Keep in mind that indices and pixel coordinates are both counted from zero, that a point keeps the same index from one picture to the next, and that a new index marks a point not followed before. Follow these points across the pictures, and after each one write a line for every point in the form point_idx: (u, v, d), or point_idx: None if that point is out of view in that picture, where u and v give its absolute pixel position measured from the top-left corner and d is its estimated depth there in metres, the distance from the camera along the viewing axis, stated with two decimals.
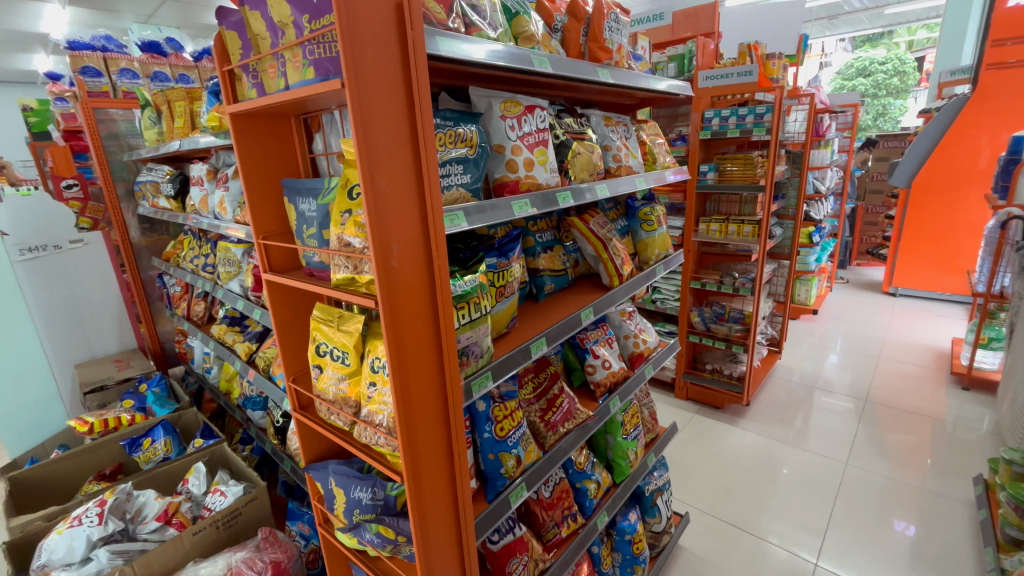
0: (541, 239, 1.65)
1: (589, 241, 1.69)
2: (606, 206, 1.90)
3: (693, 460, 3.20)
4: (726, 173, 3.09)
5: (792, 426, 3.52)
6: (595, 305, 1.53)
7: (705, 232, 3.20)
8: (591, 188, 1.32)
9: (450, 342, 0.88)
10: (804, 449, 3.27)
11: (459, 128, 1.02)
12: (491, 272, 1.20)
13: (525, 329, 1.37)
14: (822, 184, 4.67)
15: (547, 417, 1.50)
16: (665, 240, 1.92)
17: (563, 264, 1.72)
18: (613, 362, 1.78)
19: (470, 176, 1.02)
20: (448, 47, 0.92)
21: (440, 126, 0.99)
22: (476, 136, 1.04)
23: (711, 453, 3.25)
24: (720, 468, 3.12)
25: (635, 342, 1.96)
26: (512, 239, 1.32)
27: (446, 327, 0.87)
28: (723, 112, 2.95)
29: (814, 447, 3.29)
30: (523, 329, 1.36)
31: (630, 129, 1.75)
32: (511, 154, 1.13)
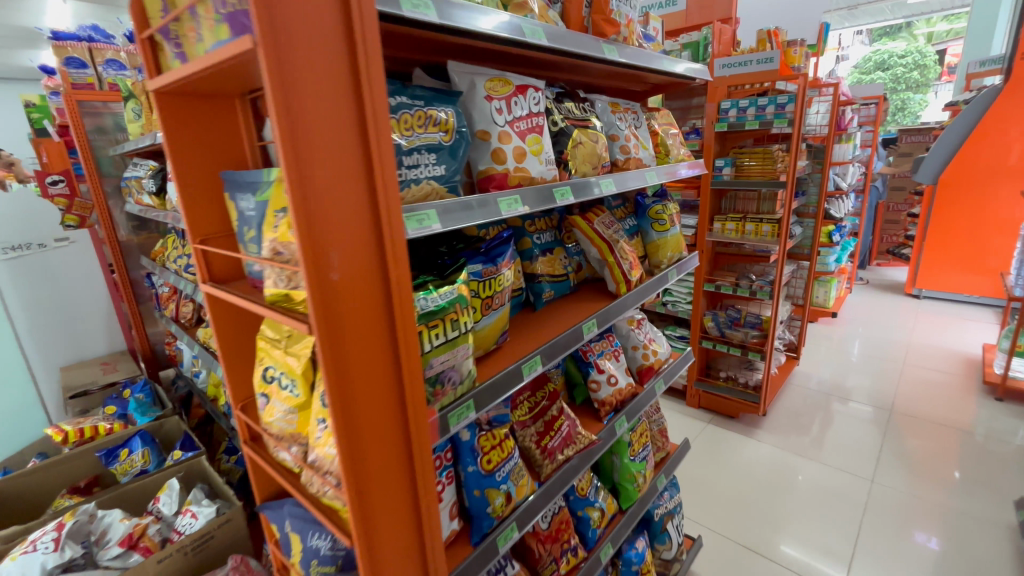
0: (539, 240, 1.47)
1: (592, 243, 1.51)
2: (614, 202, 1.71)
3: (706, 475, 2.99)
4: (743, 169, 2.88)
5: (811, 436, 3.30)
6: (599, 316, 1.36)
7: (719, 232, 2.99)
8: (593, 184, 1.14)
9: (413, 373, 0.72)
10: (824, 464, 3.03)
11: (431, 108, 0.83)
12: (476, 282, 1.02)
13: (516, 346, 1.19)
14: (843, 180, 4.42)
15: (543, 443, 1.33)
16: (679, 241, 1.73)
17: (565, 268, 1.54)
18: (618, 378, 1.60)
19: (445, 168, 0.84)
20: (460, 18, 0.80)
21: (406, 105, 0.80)
22: (453, 119, 0.85)
23: (725, 467, 3.05)
24: (734, 483, 2.91)
25: (644, 354, 1.79)
26: (503, 242, 1.14)
27: (408, 356, 0.71)
28: (740, 103, 2.76)
29: (835, 459, 3.07)
30: (514, 347, 1.18)
31: (640, 116, 1.57)
32: (497, 142, 0.95)
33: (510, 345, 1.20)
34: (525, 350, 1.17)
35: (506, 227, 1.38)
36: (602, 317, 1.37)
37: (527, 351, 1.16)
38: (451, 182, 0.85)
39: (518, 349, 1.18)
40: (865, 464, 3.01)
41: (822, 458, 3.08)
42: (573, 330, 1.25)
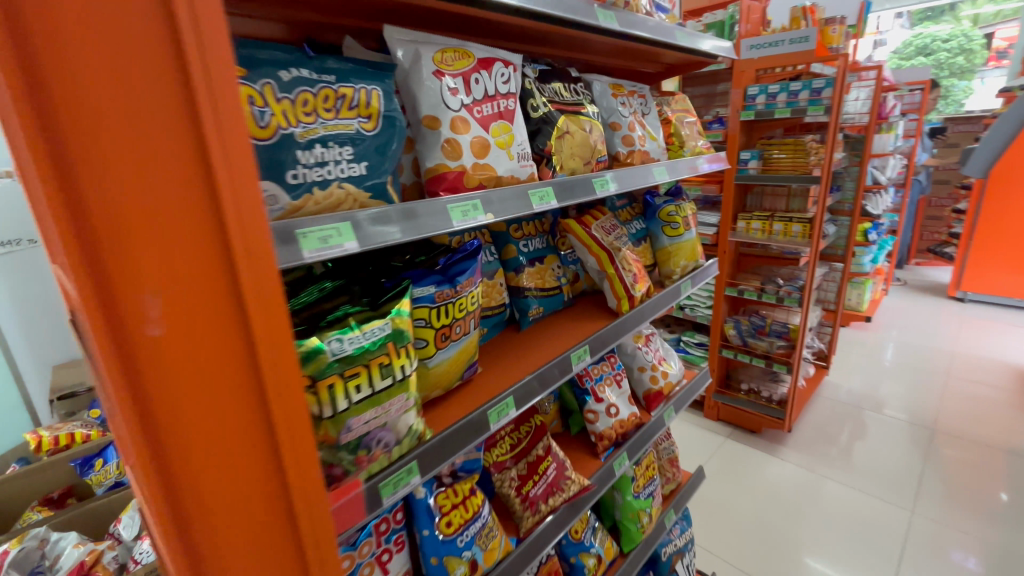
0: (526, 248, 1.26)
1: (590, 251, 1.28)
2: (619, 202, 1.48)
3: (724, 495, 2.74)
4: (772, 162, 2.59)
5: (841, 455, 3.00)
6: (592, 343, 1.14)
7: (743, 231, 2.71)
8: (582, 184, 0.92)
9: (300, 455, 0.51)
10: (855, 489, 2.73)
11: (346, 84, 0.61)
12: (428, 309, 0.80)
13: (488, 382, 0.99)
14: (882, 174, 4.04)
15: (524, 490, 1.12)
16: (695, 248, 1.49)
17: (557, 279, 1.32)
18: (620, 408, 1.39)
19: (367, 167, 0.62)
20: None
21: (309, 78, 0.58)
22: (379, 100, 0.63)
23: (745, 487, 2.79)
24: (754, 506, 2.66)
25: (652, 377, 1.56)
26: (467, 255, 0.89)
27: (291, 435, 0.50)
28: (770, 87, 2.45)
29: (868, 484, 2.76)
30: (485, 383, 0.98)
31: (650, 100, 1.33)
32: (449, 131, 0.73)
33: (480, 379, 1.00)
34: (498, 388, 0.96)
35: (484, 234, 1.17)
36: (598, 342, 1.16)
37: (501, 388, 0.96)
38: (376, 187, 0.64)
39: (490, 386, 0.97)
40: (902, 492, 2.69)
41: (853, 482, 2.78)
42: (560, 359, 1.04)
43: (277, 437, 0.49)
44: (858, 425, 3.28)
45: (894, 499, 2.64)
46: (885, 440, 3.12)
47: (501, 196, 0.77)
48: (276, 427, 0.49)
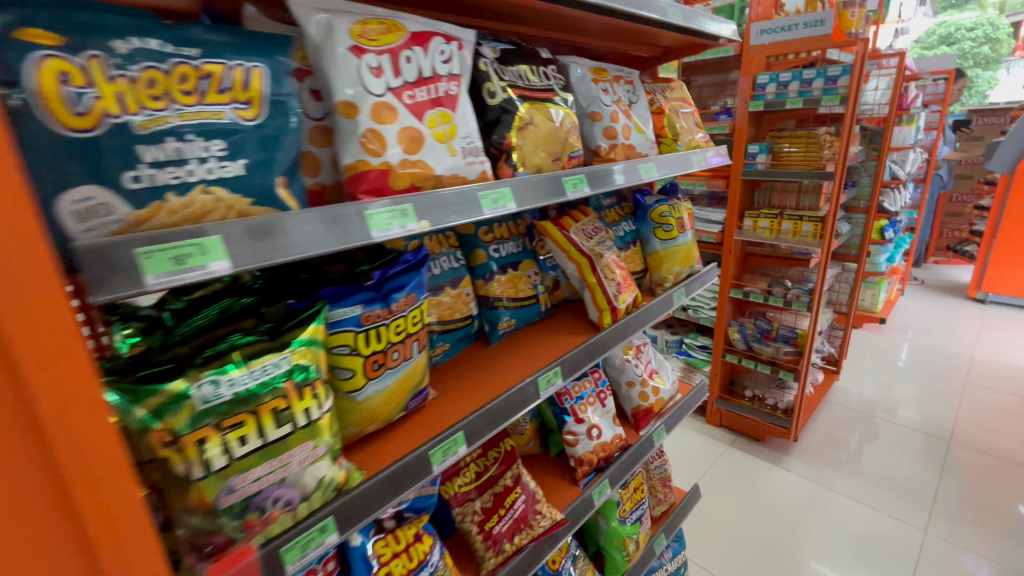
0: (497, 253, 1.13)
1: (568, 257, 1.14)
2: (606, 201, 1.33)
3: (724, 509, 2.59)
4: (782, 156, 2.42)
5: (849, 465, 2.83)
6: (566, 362, 1.01)
7: (749, 230, 2.54)
8: (547, 184, 0.79)
9: (113, 517, 0.39)
10: (863, 503, 2.56)
11: (212, 59, 0.47)
12: (356, 334, 0.68)
13: (440, 411, 0.86)
14: (902, 169, 3.84)
15: (487, 526, 1.00)
16: (690, 252, 1.34)
17: (534, 288, 1.19)
18: (603, 430, 1.26)
19: (247, 164, 0.49)
20: None
21: (160, 51, 0.45)
22: (261, 79, 0.50)
23: (746, 500, 2.64)
24: (756, 520, 2.50)
25: (641, 393, 1.43)
26: (408, 268, 0.76)
27: (95, 494, 0.38)
28: (781, 75, 2.28)
29: (878, 499, 2.59)
30: (436, 413, 0.86)
31: (640, 86, 1.18)
32: (370, 120, 0.60)
33: (431, 407, 0.87)
34: (451, 420, 0.83)
35: (446, 238, 1.04)
36: (574, 362, 1.02)
37: (453, 420, 0.83)
38: (260, 192, 0.51)
39: (442, 417, 0.85)
40: (916, 509, 2.51)
41: (862, 496, 2.61)
42: (528, 382, 0.92)
43: (79, 506, 0.38)
44: (869, 433, 3.11)
45: (906, 516, 2.47)
46: (899, 450, 2.94)
47: (443, 198, 0.64)
48: (76, 492, 0.37)
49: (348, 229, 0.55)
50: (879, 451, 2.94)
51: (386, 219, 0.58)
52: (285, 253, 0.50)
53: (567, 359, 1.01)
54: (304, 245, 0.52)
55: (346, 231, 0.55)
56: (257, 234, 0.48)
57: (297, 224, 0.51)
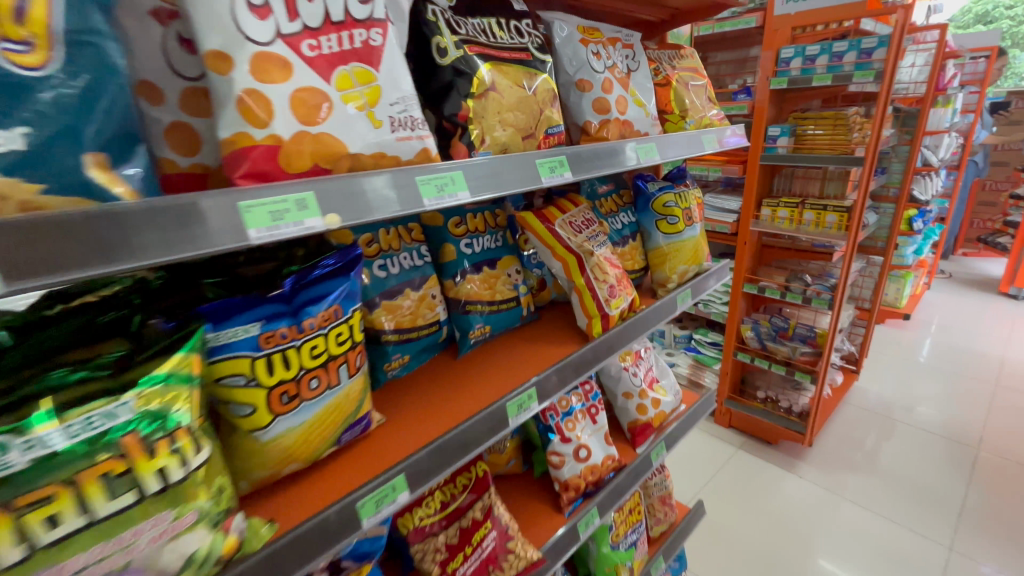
0: (469, 249, 0.97)
1: (552, 253, 0.97)
2: (601, 189, 1.16)
3: (730, 515, 2.42)
4: (806, 139, 2.20)
5: (862, 471, 2.64)
6: (542, 384, 0.83)
7: (767, 220, 2.34)
8: (513, 168, 0.63)
9: None
10: (874, 513, 2.38)
11: None
12: (259, 360, 0.53)
13: (397, 438, 0.73)
14: (935, 155, 3.55)
15: (450, 567, 0.86)
16: (698, 248, 1.16)
17: (515, 289, 1.03)
18: (592, 451, 1.10)
19: (26, 129, 0.36)
20: None
21: None
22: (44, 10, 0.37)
23: (755, 506, 2.46)
24: (764, 529, 2.33)
25: (639, 405, 1.27)
26: (334, 272, 0.60)
27: None
28: (808, 49, 2.05)
29: (891, 509, 2.40)
30: (391, 442, 0.72)
31: (642, 51, 1.00)
32: (249, 76, 0.44)
33: (383, 435, 0.74)
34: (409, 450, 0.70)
35: (406, 230, 0.89)
36: (555, 382, 0.85)
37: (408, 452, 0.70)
38: (62, 181, 0.37)
39: (396, 447, 0.72)
40: (937, 521, 2.32)
41: (870, 504, 2.43)
42: (501, 403, 0.77)
43: None
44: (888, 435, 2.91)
45: (922, 530, 2.28)
46: (921, 456, 2.74)
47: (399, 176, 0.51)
48: None
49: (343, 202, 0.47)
50: (896, 456, 2.74)
51: (383, 191, 0.49)
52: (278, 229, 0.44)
53: (547, 376, 0.84)
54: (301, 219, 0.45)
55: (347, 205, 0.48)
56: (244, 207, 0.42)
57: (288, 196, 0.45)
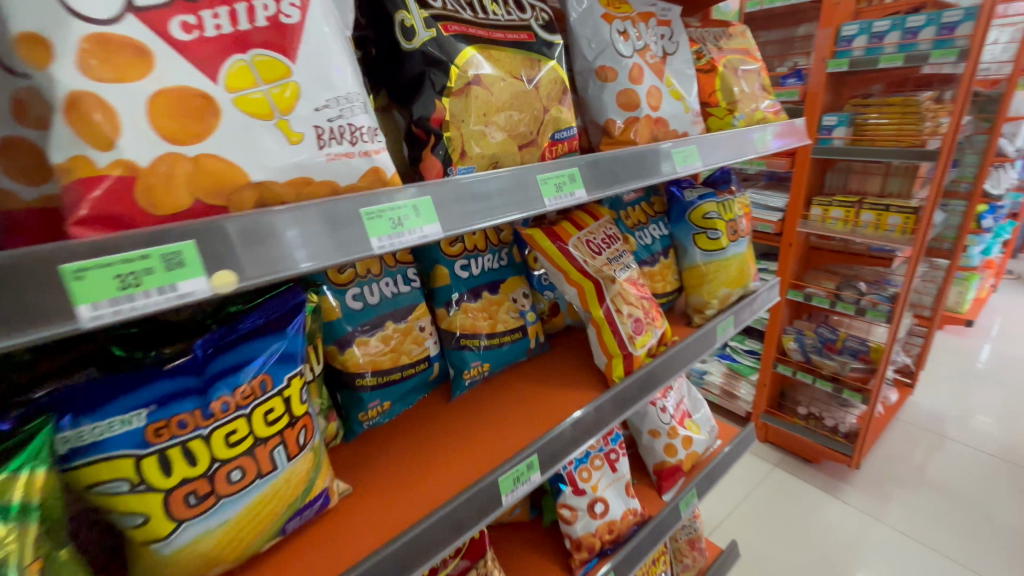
0: (465, 272, 0.82)
1: (564, 277, 0.80)
2: (629, 196, 0.98)
3: (752, 536, 2.07)
4: (868, 129, 1.93)
5: (905, 486, 2.23)
6: (544, 450, 0.67)
7: (817, 220, 2.09)
8: (496, 189, 0.47)
9: None
10: (913, 539, 1.98)
11: None
12: (158, 463, 0.40)
13: (387, 507, 0.62)
14: (1013, 143, 3.15)
15: None
16: (744, 268, 0.99)
17: (521, 316, 0.87)
18: (609, 507, 0.95)
19: None
20: None
21: None
22: None
23: (783, 528, 2.09)
24: (791, 556, 1.96)
25: (667, 446, 1.10)
26: (263, 332, 0.47)
27: None
28: (875, 25, 1.78)
29: (936, 535, 1.99)
30: (380, 512, 0.61)
31: (681, 29, 0.81)
32: (82, 75, 0.29)
33: (374, 501, 0.63)
34: (396, 526, 0.58)
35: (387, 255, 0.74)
36: (569, 439, 0.70)
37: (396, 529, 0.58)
38: None
39: (384, 519, 0.60)
40: (996, 555, 1.90)
41: (909, 528, 2.03)
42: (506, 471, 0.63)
43: None
44: (944, 444, 2.48)
45: (976, 565, 1.86)
46: (983, 474, 2.29)
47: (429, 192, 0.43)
48: None
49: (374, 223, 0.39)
50: (951, 473, 2.31)
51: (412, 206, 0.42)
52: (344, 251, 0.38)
53: (560, 432, 0.69)
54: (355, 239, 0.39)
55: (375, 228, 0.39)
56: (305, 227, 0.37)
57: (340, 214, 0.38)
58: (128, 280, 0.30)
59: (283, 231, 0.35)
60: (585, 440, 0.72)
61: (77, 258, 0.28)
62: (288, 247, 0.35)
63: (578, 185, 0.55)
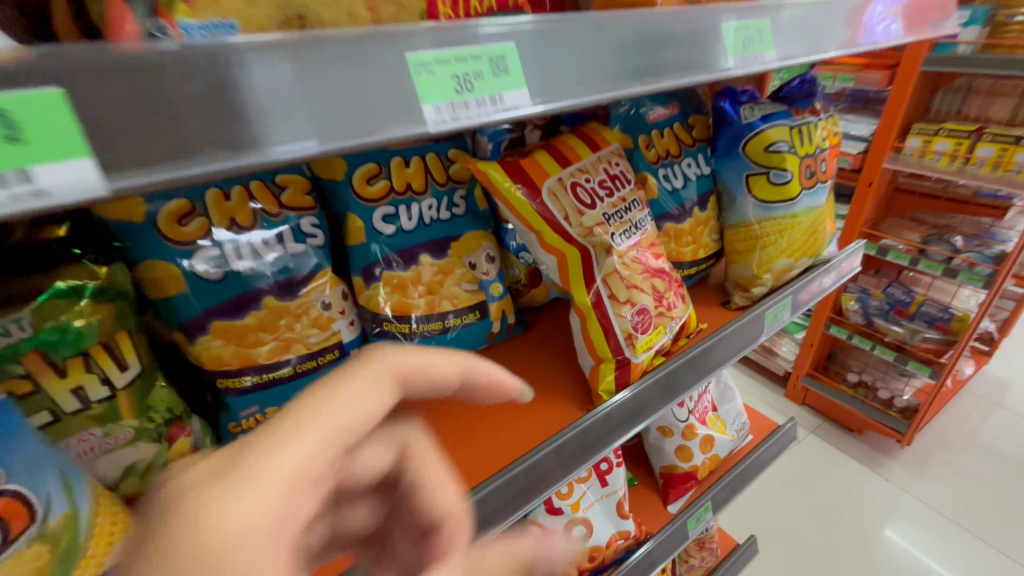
0: (390, 227, 0.56)
1: (533, 236, 0.53)
2: (653, 113, 0.65)
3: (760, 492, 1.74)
4: (1008, 32, 1.42)
5: (947, 459, 1.84)
6: (534, 468, 0.45)
7: (911, 155, 1.59)
8: (424, 49, 0.25)
9: None
10: (956, 523, 1.62)
11: None
12: None
13: None
14: None
15: None
16: (817, 230, 0.68)
17: (479, 289, 0.61)
18: (592, 530, 0.74)
19: None
20: None
21: None
22: None
23: (799, 485, 1.76)
24: (802, 518, 1.65)
25: (681, 451, 0.87)
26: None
27: None
28: None
29: (986, 521, 1.62)
30: None
31: None
32: None
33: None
34: None
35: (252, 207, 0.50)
36: (607, 428, 0.50)
37: None
38: None
39: None
40: None
41: (951, 508, 1.66)
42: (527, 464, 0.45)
43: None
44: (994, 411, 2.04)
45: None
46: None
47: (445, 47, 0.26)
48: None
49: (395, 87, 0.25)
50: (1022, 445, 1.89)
51: (438, 66, 0.26)
52: (370, 127, 0.25)
53: (598, 416, 0.50)
54: (384, 103, 0.25)
55: (370, 101, 0.24)
56: (308, 84, 0.23)
57: (362, 64, 0.24)
58: (184, 126, 0.20)
59: (266, 85, 0.21)
60: (624, 432, 0.52)
61: (129, 81, 0.19)
62: (284, 113, 0.22)
63: (519, 83, 0.29)
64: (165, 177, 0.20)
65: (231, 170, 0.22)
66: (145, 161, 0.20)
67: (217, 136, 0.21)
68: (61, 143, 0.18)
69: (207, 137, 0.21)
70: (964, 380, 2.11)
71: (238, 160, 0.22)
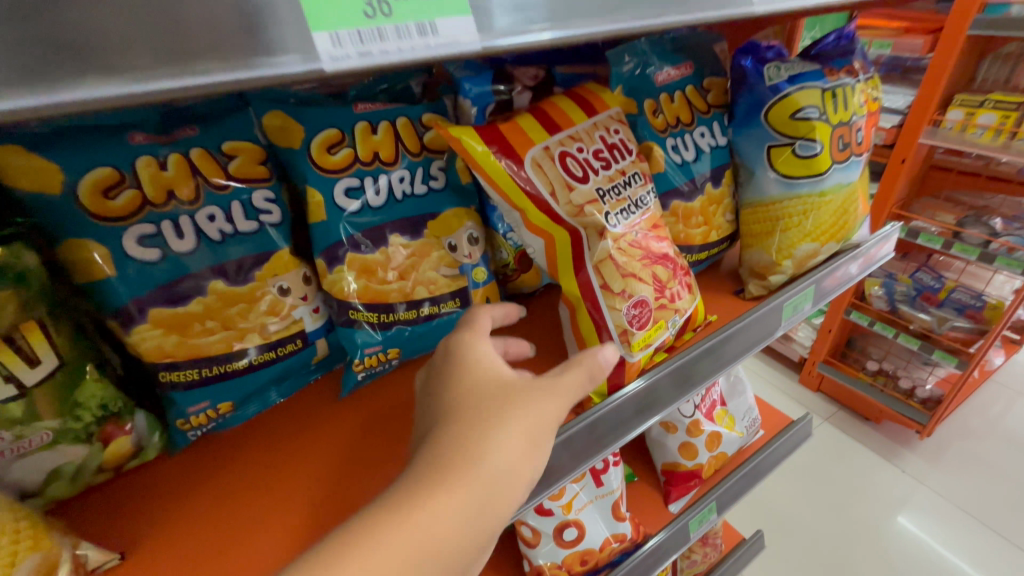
0: (354, 203, 0.49)
1: (516, 212, 0.46)
2: (662, 74, 0.57)
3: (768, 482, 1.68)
4: None
5: (969, 453, 1.74)
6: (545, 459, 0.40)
7: (951, 129, 1.46)
8: None
9: None
10: (976, 519, 1.53)
11: None
12: None
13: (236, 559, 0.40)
14: None
15: None
16: (847, 211, 0.60)
17: (460, 274, 0.55)
18: (586, 533, 0.69)
19: None
20: None
21: None
22: None
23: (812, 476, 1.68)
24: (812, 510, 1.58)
25: (685, 449, 0.81)
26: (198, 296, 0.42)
27: None
28: None
29: (1008, 518, 1.53)
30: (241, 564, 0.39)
31: None
32: None
33: (223, 558, 0.40)
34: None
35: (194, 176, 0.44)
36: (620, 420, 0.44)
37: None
38: None
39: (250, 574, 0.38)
40: None
41: (970, 503, 1.58)
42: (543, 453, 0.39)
43: None
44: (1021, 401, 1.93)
45: None
46: None
47: None
48: None
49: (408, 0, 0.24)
50: None
51: None
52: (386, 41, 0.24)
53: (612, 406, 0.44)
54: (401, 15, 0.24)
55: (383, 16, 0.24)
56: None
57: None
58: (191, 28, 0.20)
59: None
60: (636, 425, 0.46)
61: None
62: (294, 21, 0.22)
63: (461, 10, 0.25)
64: (177, 86, 0.20)
65: (238, 82, 0.21)
66: (150, 68, 0.20)
67: (220, 43, 0.20)
68: (84, 43, 0.18)
69: (211, 46, 0.20)
70: (993, 371, 1.99)
71: (253, 71, 0.21)
